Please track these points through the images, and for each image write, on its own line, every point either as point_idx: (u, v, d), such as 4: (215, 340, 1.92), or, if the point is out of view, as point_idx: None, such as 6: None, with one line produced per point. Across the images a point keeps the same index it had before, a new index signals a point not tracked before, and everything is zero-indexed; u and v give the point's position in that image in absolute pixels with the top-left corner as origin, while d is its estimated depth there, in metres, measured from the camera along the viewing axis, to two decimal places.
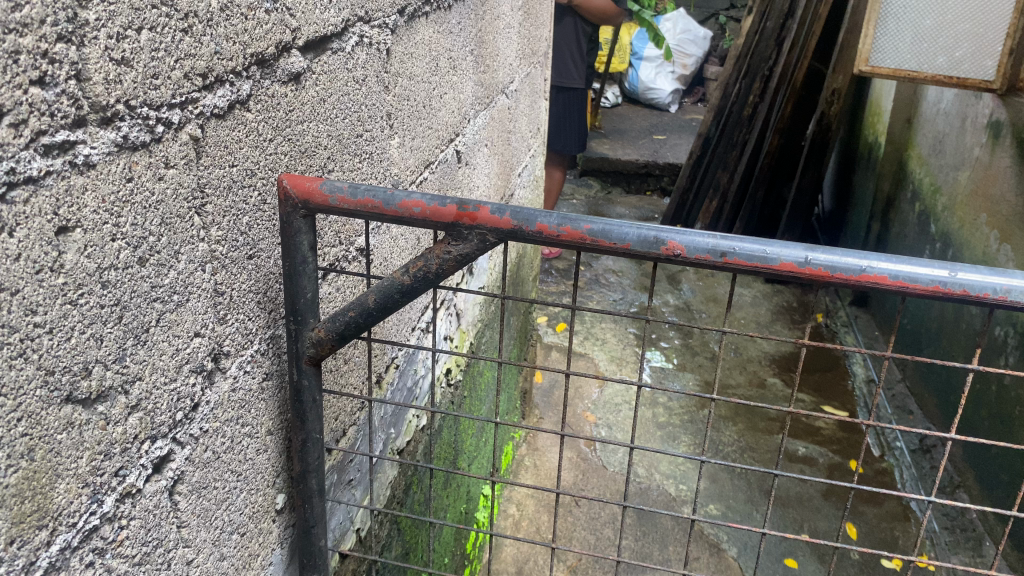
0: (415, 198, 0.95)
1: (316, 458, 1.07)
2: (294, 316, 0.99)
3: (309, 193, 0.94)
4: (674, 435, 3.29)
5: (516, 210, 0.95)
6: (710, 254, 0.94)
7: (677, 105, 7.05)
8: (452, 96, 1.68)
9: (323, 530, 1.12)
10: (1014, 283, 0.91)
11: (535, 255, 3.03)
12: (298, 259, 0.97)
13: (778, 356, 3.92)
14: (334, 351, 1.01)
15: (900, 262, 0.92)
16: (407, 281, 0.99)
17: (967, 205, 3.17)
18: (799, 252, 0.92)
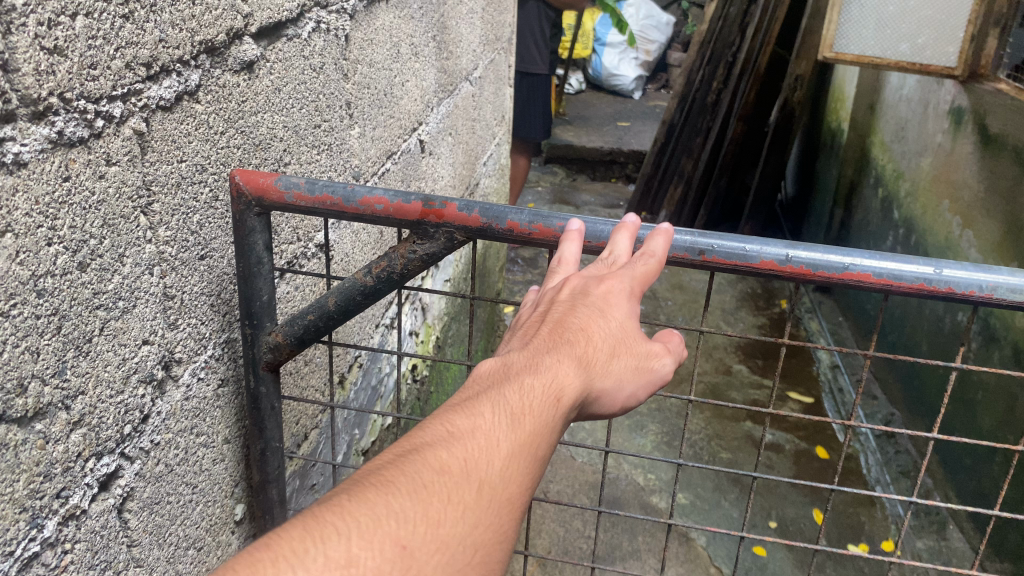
0: (378, 195, 0.90)
1: (278, 467, 1.04)
2: (251, 319, 0.95)
3: (263, 189, 0.89)
4: (642, 424, 3.29)
5: (485, 207, 0.92)
6: (689, 252, 1.00)
7: (641, 91, 7.05)
8: (414, 84, 1.63)
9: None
10: (1000, 280, 0.96)
11: (501, 244, 2.99)
12: (253, 260, 0.93)
13: (743, 343, 3.94)
14: (294, 356, 0.97)
15: (883, 261, 0.97)
16: (370, 283, 0.95)
17: (930, 190, 3.19)
18: (779, 250, 0.98)
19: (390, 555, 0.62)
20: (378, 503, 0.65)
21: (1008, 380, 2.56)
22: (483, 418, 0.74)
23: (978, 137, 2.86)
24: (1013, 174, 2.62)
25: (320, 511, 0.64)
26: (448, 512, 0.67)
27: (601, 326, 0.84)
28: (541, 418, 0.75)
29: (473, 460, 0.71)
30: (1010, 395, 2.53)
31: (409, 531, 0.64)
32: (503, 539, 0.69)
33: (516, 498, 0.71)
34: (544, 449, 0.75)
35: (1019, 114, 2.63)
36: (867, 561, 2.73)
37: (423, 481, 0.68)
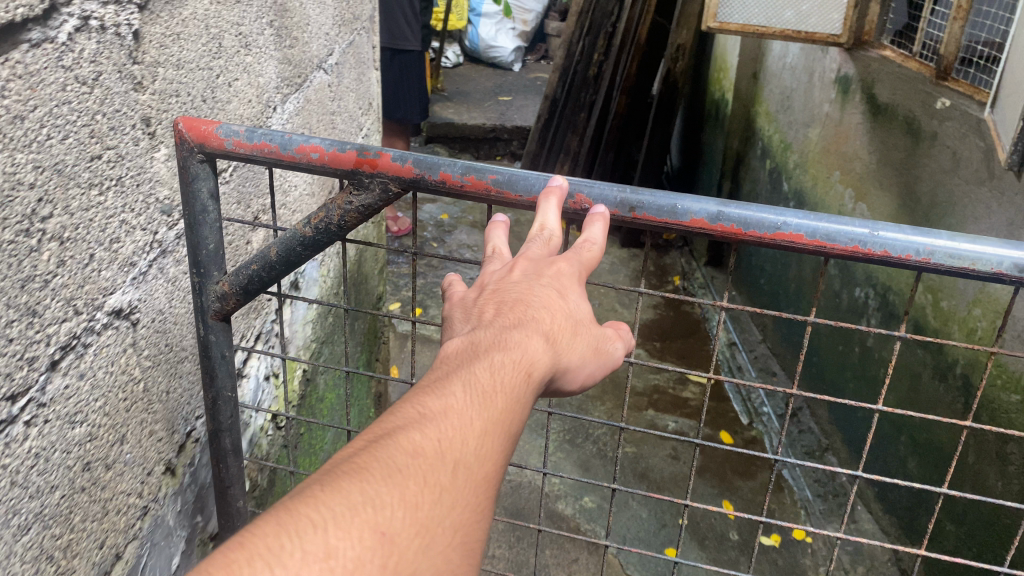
0: (314, 143, 1.01)
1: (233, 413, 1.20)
2: (198, 268, 1.07)
3: (204, 136, 1.02)
4: (543, 423, 3.12)
5: (418, 158, 1.01)
6: (620, 208, 1.02)
7: (520, 63, 6.84)
8: (247, 83, 1.34)
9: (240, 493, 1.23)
10: (937, 245, 0.97)
11: (378, 244, 2.72)
12: (198, 208, 1.05)
13: (640, 326, 3.82)
14: (239, 305, 1.10)
15: (816, 222, 0.99)
16: (309, 233, 1.06)
17: (819, 162, 3.10)
18: (711, 208, 1.00)
19: (370, 543, 0.63)
20: (352, 491, 0.66)
21: (910, 358, 2.50)
22: (453, 399, 0.76)
23: (867, 106, 2.77)
24: (905, 145, 2.54)
25: (294, 504, 0.64)
26: (425, 497, 0.68)
27: (561, 305, 0.89)
28: (513, 395, 0.78)
29: (445, 444, 0.72)
30: (912, 372, 2.48)
31: (387, 517, 0.65)
32: (480, 518, 0.72)
33: (491, 476, 0.74)
34: (517, 426, 0.78)
35: (908, 83, 2.54)
36: (780, 553, 2.64)
37: (399, 466, 0.69)
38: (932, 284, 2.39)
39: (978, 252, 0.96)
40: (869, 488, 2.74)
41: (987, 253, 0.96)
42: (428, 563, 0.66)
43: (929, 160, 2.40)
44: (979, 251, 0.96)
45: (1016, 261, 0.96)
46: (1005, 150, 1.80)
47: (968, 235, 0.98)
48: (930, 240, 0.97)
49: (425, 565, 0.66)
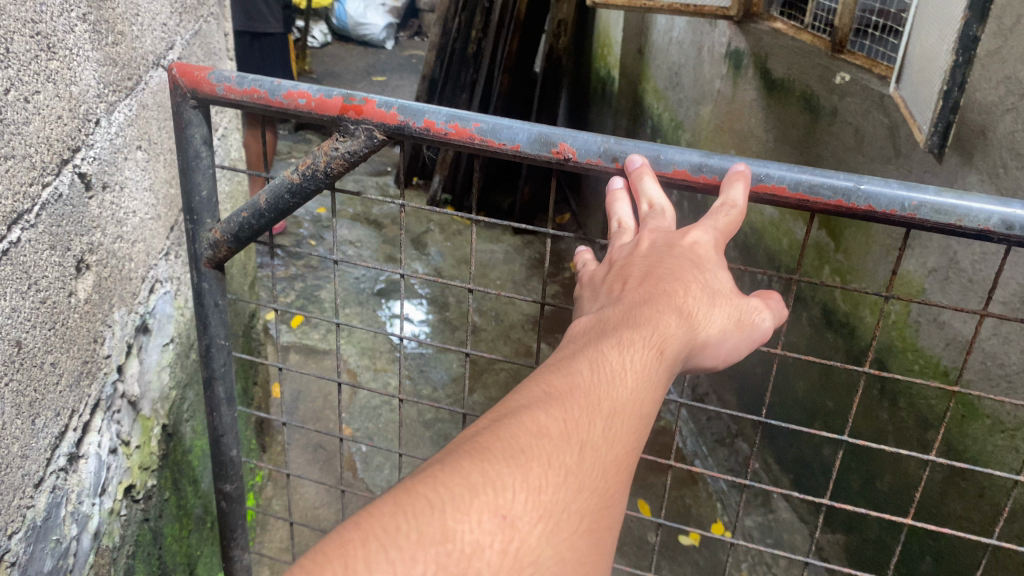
0: (302, 91, 1.15)
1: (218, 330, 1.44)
2: (192, 213, 1.32)
3: (199, 83, 1.21)
4: (445, 433, 2.94)
5: (401, 107, 1.15)
6: (600, 155, 1.13)
7: (393, 41, 6.54)
8: (54, 96, 1.07)
9: (230, 439, 1.50)
10: (923, 199, 1.04)
11: (248, 257, 2.44)
12: (193, 155, 1.28)
13: (539, 317, 3.67)
14: (231, 249, 1.34)
15: (801, 175, 1.08)
16: (297, 179, 1.24)
17: (712, 140, 3.00)
18: (695, 159, 1.11)
19: (491, 526, 0.69)
20: (475, 472, 0.72)
21: (819, 343, 2.42)
22: (579, 381, 0.84)
23: (760, 83, 2.67)
24: (803, 123, 2.44)
25: (415, 485, 0.70)
26: (548, 480, 0.75)
27: (696, 281, 0.98)
28: (639, 378, 0.86)
29: (572, 429, 0.79)
30: (822, 357, 2.40)
31: (510, 499, 0.71)
32: (608, 501, 0.78)
33: (619, 459, 0.80)
34: (642, 410, 0.85)
35: (803, 57, 2.44)
36: (700, 552, 2.56)
37: (525, 447, 0.76)
38: (839, 266, 2.29)
39: (963, 207, 1.03)
40: (783, 475, 2.67)
41: (972, 208, 1.02)
42: (551, 545, 0.71)
43: (831, 137, 2.30)
44: (965, 206, 1.02)
45: (1001, 216, 1.02)
46: (921, 132, 1.76)
47: (955, 191, 1.04)
48: (917, 195, 1.04)
49: (546, 548, 0.71)
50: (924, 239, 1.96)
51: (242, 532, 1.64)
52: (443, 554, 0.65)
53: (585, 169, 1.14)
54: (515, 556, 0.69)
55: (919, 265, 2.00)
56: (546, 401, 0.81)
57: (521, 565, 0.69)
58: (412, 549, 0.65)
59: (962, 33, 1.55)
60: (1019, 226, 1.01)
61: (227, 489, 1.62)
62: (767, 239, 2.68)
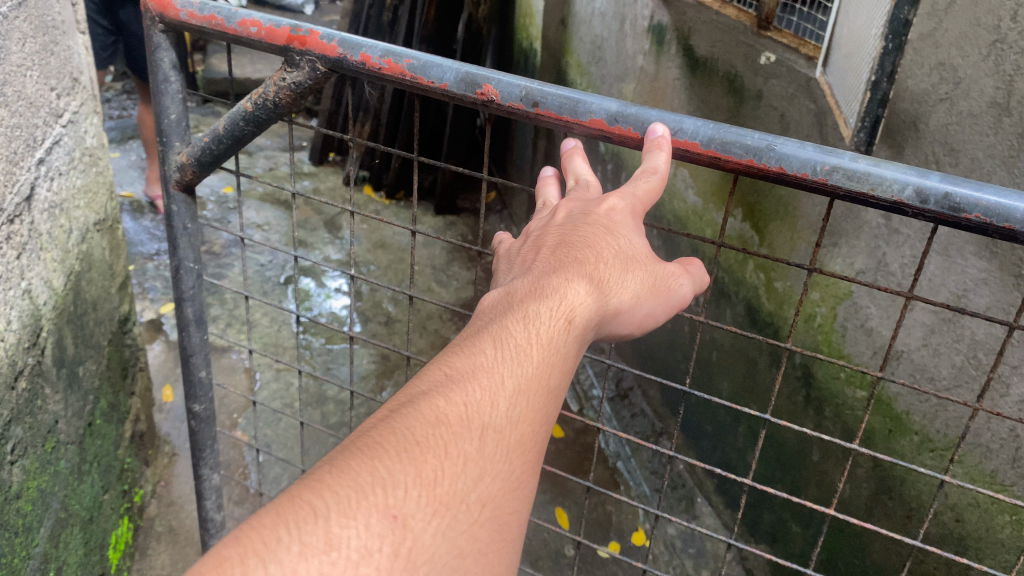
0: (253, 19, 1.19)
1: (189, 247, 1.47)
2: (161, 136, 1.37)
3: (164, 8, 1.25)
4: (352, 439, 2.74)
5: (341, 40, 1.15)
6: (522, 102, 1.07)
7: (312, 5, 6.21)
8: None
9: (199, 360, 1.57)
10: (835, 162, 0.94)
11: (116, 258, 2.18)
12: (161, 80, 1.33)
13: (459, 306, 3.47)
14: (195, 175, 1.38)
15: (713, 132, 1.00)
16: (250, 110, 1.27)
17: None
18: (609, 107, 1.04)
19: (379, 528, 0.68)
20: (367, 471, 0.71)
21: (743, 343, 2.26)
22: (480, 361, 0.83)
23: (683, 61, 2.48)
24: (727, 106, 2.26)
25: (298, 492, 0.69)
26: (444, 470, 0.74)
27: (607, 244, 0.97)
28: (546, 350, 0.85)
29: (470, 416, 0.79)
30: (745, 358, 2.25)
31: (401, 497, 0.70)
32: (511, 484, 0.79)
33: (523, 436, 0.81)
34: (550, 385, 0.85)
35: (726, 33, 2.25)
36: (619, 564, 2.42)
37: (422, 438, 0.76)
38: (764, 261, 2.13)
39: (876, 175, 0.93)
40: (707, 477, 2.53)
41: (885, 175, 0.92)
42: (448, 539, 0.71)
43: (756, 122, 2.12)
44: (879, 174, 0.93)
45: (917, 186, 0.91)
46: (849, 125, 1.59)
47: (873, 158, 0.94)
48: (830, 159, 0.95)
49: (442, 543, 0.71)
50: (853, 237, 1.80)
51: (211, 449, 1.67)
52: (328, 564, 0.64)
53: (510, 113, 1.11)
54: (407, 557, 0.68)
55: (847, 266, 1.84)
56: (447, 389, 0.80)
57: (415, 563, 0.68)
58: (297, 562, 0.64)
59: (893, 17, 1.40)
60: (934, 200, 0.90)
61: (194, 408, 1.63)
62: (690, 228, 2.51)
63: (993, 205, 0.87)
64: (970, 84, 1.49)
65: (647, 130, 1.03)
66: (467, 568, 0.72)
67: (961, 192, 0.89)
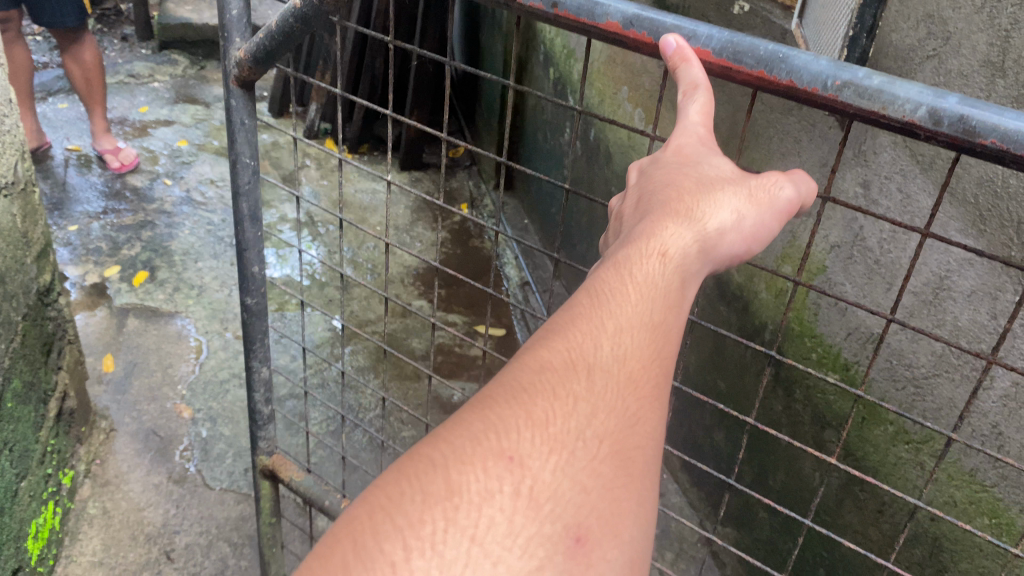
0: None
1: (245, 146, 1.30)
2: (222, 31, 1.22)
3: None
4: (301, 413, 2.61)
5: None
6: (544, 4, 0.98)
7: None
8: None
9: (254, 258, 1.39)
10: (847, 76, 0.83)
11: (33, 226, 2.01)
12: None
13: (422, 269, 3.32)
14: (252, 73, 1.22)
15: (725, 39, 0.89)
16: (300, 6, 1.11)
17: (605, 74, 2.64)
18: (624, 10, 0.93)
19: (497, 471, 0.59)
20: (477, 420, 0.62)
21: (713, 317, 2.12)
22: (579, 304, 0.72)
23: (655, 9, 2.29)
24: None
25: (412, 450, 0.61)
26: (556, 411, 0.64)
27: (693, 175, 0.85)
28: (648, 281, 0.74)
29: (577, 355, 0.68)
30: (713, 333, 2.11)
31: (516, 440, 0.61)
32: (636, 420, 0.67)
33: (639, 372, 0.69)
34: (662, 315, 0.73)
35: None
36: None
37: (528, 382, 0.65)
38: None
39: (889, 93, 0.81)
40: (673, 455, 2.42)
41: (899, 94, 0.80)
42: (570, 479, 0.61)
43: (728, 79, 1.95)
44: (893, 92, 0.81)
45: (931, 107, 0.79)
46: None
47: (889, 76, 0.82)
48: (843, 74, 0.83)
49: (565, 483, 0.60)
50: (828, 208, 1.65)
51: (263, 344, 1.48)
52: (451, 510, 0.56)
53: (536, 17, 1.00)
54: (529, 498, 0.58)
55: (821, 239, 1.69)
56: (552, 334, 0.70)
57: (540, 504, 0.58)
58: (419, 511, 0.56)
59: None
60: (947, 122, 0.79)
61: (246, 303, 1.45)
62: None
63: (1011, 130, 0.75)
64: (961, 40, 1.32)
65: (662, 45, 0.91)
66: (597, 510, 0.60)
67: (980, 115, 0.77)
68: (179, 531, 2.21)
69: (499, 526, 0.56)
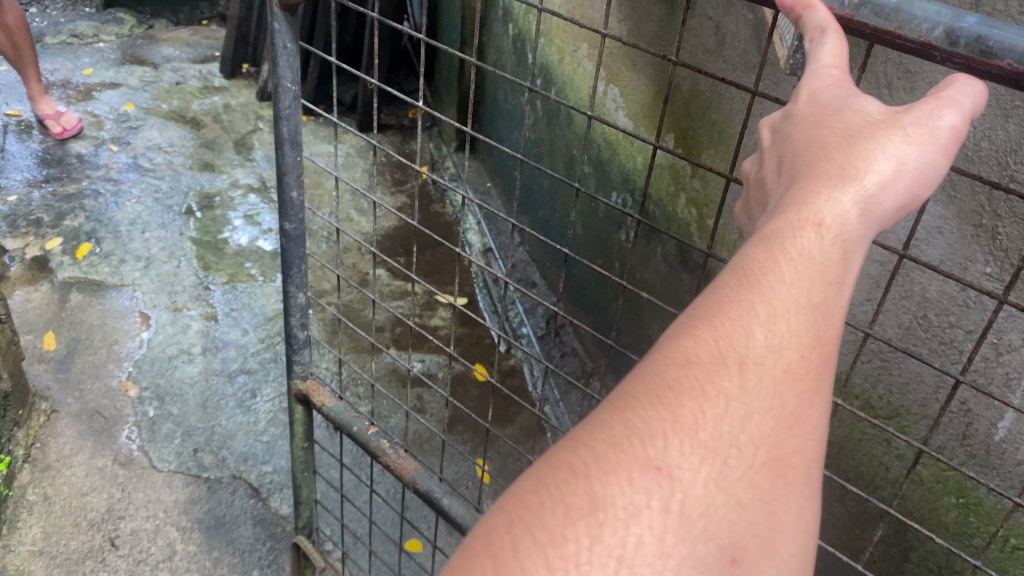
0: None
1: (287, 69, 1.19)
2: None
3: None
4: (254, 388, 2.52)
5: None
6: None
7: None
8: None
9: (294, 185, 1.28)
10: None
11: None
12: None
13: (381, 236, 3.23)
14: None
15: None
16: None
17: (563, 31, 2.53)
18: None
19: (643, 484, 0.49)
20: (618, 422, 0.51)
21: (674, 286, 2.05)
22: (733, 273, 0.57)
23: None
24: (659, 14, 1.97)
25: (551, 452, 0.51)
26: (708, 414, 0.52)
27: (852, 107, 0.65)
28: (810, 250, 0.57)
29: (727, 341, 0.54)
30: (675, 302, 2.04)
31: (662, 446, 0.50)
32: (797, 420, 0.54)
33: (802, 359, 0.55)
34: (831, 289, 0.57)
35: None
36: None
37: (676, 377, 0.53)
38: (695, 196, 1.90)
39: (905, 11, 0.74)
40: None
41: (917, 12, 0.73)
42: (724, 496, 0.50)
43: (689, 34, 1.84)
44: (909, 10, 0.74)
45: (949, 26, 0.72)
46: None
47: None
48: None
49: (719, 499, 0.50)
50: None
51: (300, 270, 1.37)
52: (595, 526, 0.47)
53: None
54: (680, 515, 0.48)
55: None
56: (699, 313, 0.56)
57: (692, 523, 0.48)
58: (562, 527, 0.47)
59: None
60: (964, 42, 0.71)
61: (283, 228, 1.33)
62: (620, 155, 2.24)
63: None
64: None
65: None
66: (752, 528, 0.50)
67: (1003, 34, 0.70)
68: (125, 516, 2.11)
69: (648, 548, 0.47)
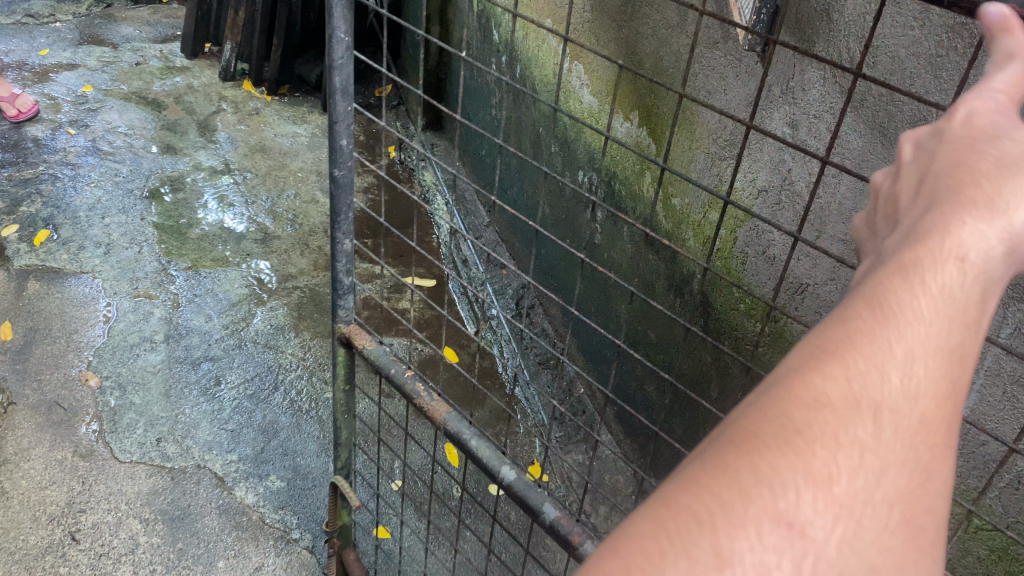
0: None
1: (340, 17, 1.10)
2: None
3: None
4: (218, 376, 2.47)
5: None
6: None
7: None
8: None
9: (344, 135, 1.19)
10: None
11: None
12: None
13: (347, 218, 3.18)
14: None
15: None
16: None
17: (528, 7, 2.48)
18: None
19: (771, 547, 0.40)
20: (741, 468, 0.43)
21: (641, 265, 2.03)
22: (865, 297, 0.48)
23: None
24: None
25: (665, 492, 0.43)
26: (841, 467, 0.43)
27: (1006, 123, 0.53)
28: (954, 284, 0.47)
29: (862, 381, 0.45)
30: (643, 282, 2.02)
31: (793, 501, 0.41)
32: (933, 482, 0.45)
33: (942, 410, 0.46)
34: (974, 332, 0.47)
35: None
36: None
37: (805, 421, 0.44)
38: (661, 174, 1.87)
39: None
40: (607, 405, 2.34)
41: None
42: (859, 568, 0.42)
43: (652, 9, 1.81)
44: None
45: None
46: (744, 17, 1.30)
47: None
48: None
49: (854, 566, 0.42)
50: (754, 149, 1.53)
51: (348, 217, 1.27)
52: None
53: None
54: None
55: (748, 183, 1.58)
56: (835, 340, 0.46)
57: None
58: None
59: None
60: None
61: (333, 175, 1.23)
62: (586, 133, 2.21)
63: None
64: None
65: None
66: None
67: None
68: (86, 510, 2.07)
69: None
